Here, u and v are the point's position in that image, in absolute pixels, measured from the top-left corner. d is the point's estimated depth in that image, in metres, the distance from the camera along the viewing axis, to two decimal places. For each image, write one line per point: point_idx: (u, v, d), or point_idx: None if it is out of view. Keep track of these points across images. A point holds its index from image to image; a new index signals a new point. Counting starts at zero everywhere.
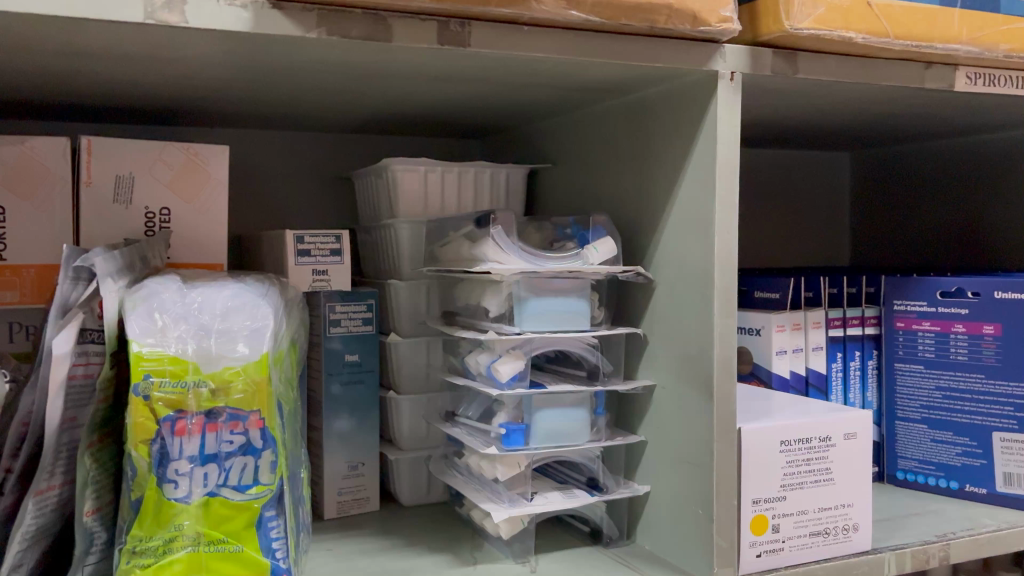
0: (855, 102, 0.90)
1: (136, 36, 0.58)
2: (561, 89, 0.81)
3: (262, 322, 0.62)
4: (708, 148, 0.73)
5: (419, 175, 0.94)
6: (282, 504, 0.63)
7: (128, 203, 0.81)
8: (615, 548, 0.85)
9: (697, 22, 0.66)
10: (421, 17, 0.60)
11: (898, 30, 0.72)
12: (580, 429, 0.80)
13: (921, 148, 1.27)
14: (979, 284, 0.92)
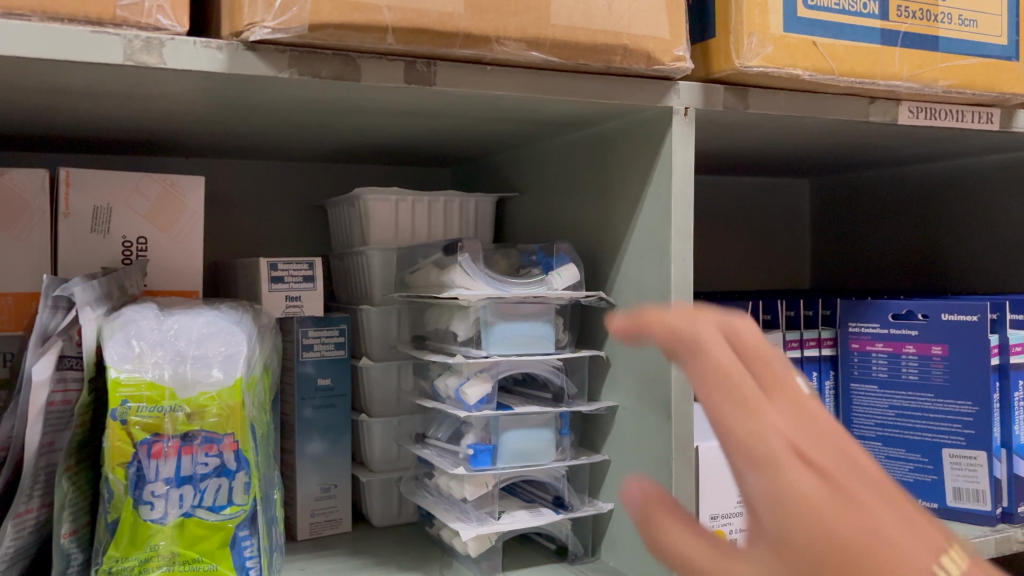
0: (806, 134, 0.94)
1: (115, 76, 0.61)
2: (526, 123, 0.85)
3: (236, 348, 0.65)
4: (664, 180, 0.77)
5: (390, 204, 0.97)
6: (255, 524, 0.66)
7: (105, 233, 0.83)
8: (580, 563, 0.88)
9: (651, 62, 0.70)
10: (388, 58, 0.64)
11: (842, 68, 0.77)
12: (545, 448, 0.83)
13: (875, 175, 1.31)
14: (927, 307, 0.96)
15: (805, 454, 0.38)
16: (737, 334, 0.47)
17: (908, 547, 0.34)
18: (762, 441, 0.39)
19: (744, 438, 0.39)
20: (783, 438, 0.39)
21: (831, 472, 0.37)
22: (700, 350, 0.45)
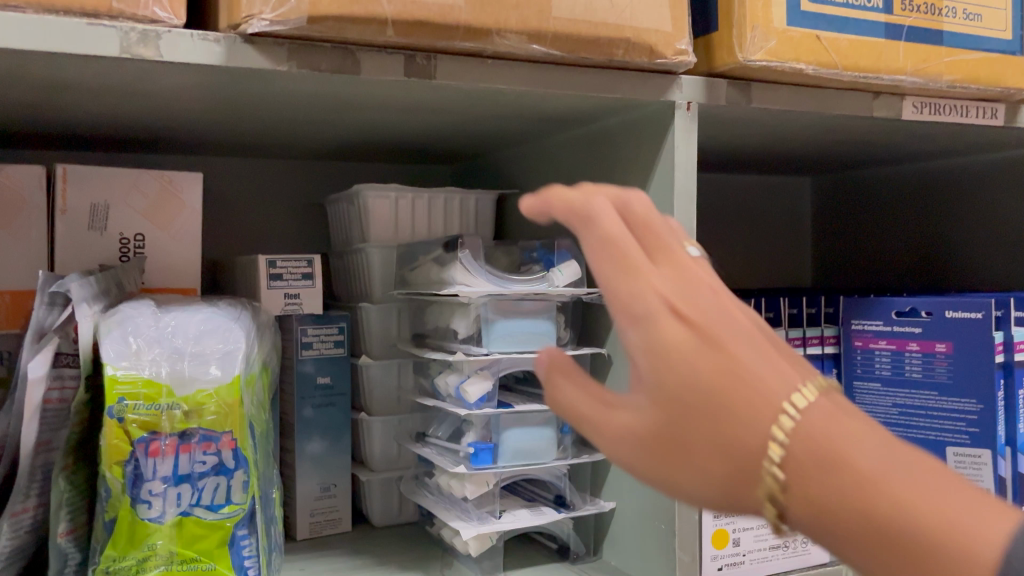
0: (809, 130, 0.93)
1: (112, 69, 0.60)
2: (526, 118, 0.84)
3: (234, 345, 0.64)
4: (667, 175, 0.76)
5: (390, 201, 0.96)
6: (254, 523, 0.65)
7: (103, 230, 0.83)
8: (582, 563, 0.87)
9: (653, 55, 0.69)
10: (388, 51, 0.63)
11: (846, 62, 0.76)
12: (547, 447, 0.82)
13: (877, 172, 1.31)
14: (931, 304, 0.95)
15: (678, 311, 0.45)
16: (627, 204, 0.51)
17: (760, 371, 0.42)
18: (640, 300, 0.46)
19: (627, 298, 0.46)
20: (659, 298, 0.46)
21: (702, 323, 0.44)
22: (592, 220, 0.50)
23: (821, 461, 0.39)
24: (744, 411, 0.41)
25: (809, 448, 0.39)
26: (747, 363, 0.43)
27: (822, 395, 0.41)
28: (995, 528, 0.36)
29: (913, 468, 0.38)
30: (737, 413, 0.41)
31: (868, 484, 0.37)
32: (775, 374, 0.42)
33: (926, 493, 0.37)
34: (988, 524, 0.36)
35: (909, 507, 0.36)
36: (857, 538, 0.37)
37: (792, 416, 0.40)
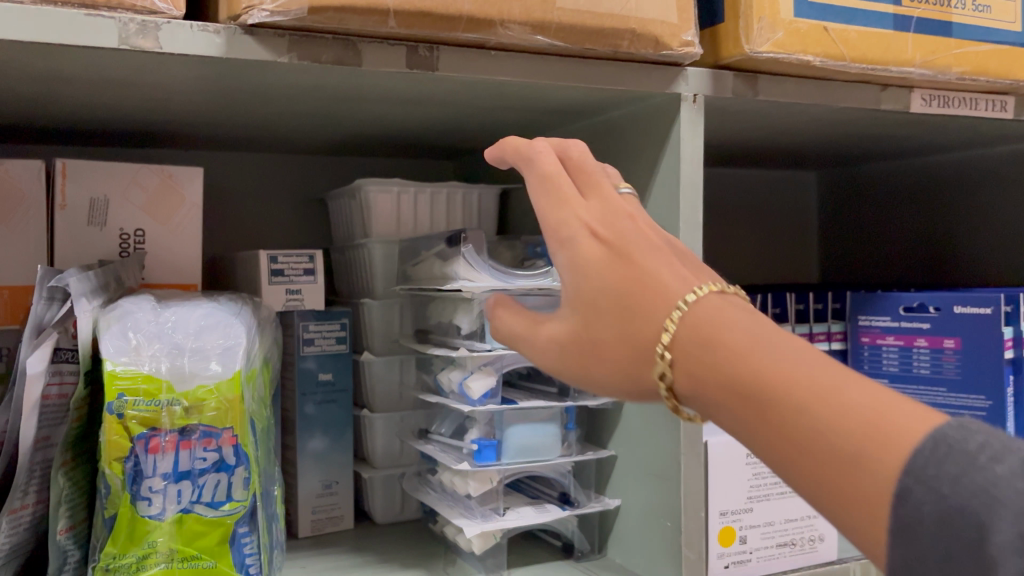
0: (815, 124, 0.92)
1: (111, 61, 0.60)
2: (530, 111, 0.83)
3: (234, 340, 0.63)
4: (673, 168, 0.75)
5: (392, 196, 0.95)
6: (255, 520, 0.64)
7: (102, 225, 0.82)
8: (586, 561, 0.86)
9: (659, 47, 0.68)
10: (390, 42, 0.62)
11: (854, 54, 0.75)
12: (551, 443, 0.82)
13: (883, 167, 1.30)
14: (940, 300, 0.95)
15: (597, 233, 0.54)
16: (565, 151, 0.60)
17: (661, 277, 0.50)
18: (565, 224, 0.55)
19: (555, 224, 0.56)
20: (582, 223, 0.55)
21: (614, 241, 0.53)
22: (533, 163, 0.59)
23: (707, 345, 0.45)
24: (641, 309, 0.49)
25: (691, 334, 0.47)
26: (644, 270, 0.51)
27: (712, 293, 0.48)
28: (860, 399, 0.40)
29: (796, 352, 0.43)
30: (633, 310, 0.50)
31: (747, 361, 0.43)
32: (671, 277, 0.50)
33: (802, 369, 0.42)
34: (854, 395, 0.40)
35: (782, 382, 0.42)
36: (736, 408, 0.44)
37: (681, 310, 0.48)
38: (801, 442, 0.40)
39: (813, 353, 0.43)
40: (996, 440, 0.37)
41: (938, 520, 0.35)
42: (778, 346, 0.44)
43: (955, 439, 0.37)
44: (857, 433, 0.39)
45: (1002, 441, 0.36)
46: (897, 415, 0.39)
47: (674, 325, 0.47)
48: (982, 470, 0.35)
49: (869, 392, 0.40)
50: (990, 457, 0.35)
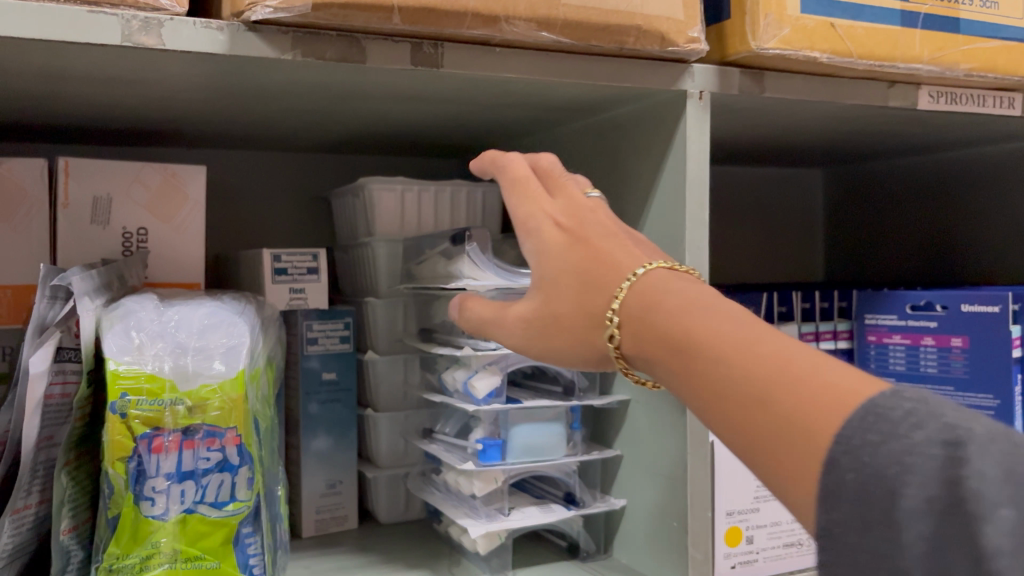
0: (822, 121, 0.92)
1: (113, 58, 0.59)
2: (535, 109, 0.82)
3: (238, 339, 0.63)
4: (679, 165, 0.74)
5: (396, 194, 0.95)
6: (259, 520, 0.64)
7: (105, 224, 0.82)
8: (592, 562, 0.86)
9: (665, 43, 0.68)
10: (394, 39, 0.62)
11: (862, 50, 0.74)
12: (556, 443, 0.81)
13: (889, 165, 1.29)
14: (947, 298, 0.94)
15: (560, 223, 0.62)
16: (536, 160, 0.68)
17: (616, 257, 0.58)
18: (532, 217, 0.64)
19: (524, 217, 0.64)
20: (547, 215, 0.63)
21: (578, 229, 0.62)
22: (506, 168, 0.68)
23: (648, 310, 0.53)
24: (597, 282, 0.58)
25: (638, 300, 0.54)
26: (601, 250, 0.59)
27: (659, 270, 0.56)
28: (769, 349, 0.46)
29: (730, 314, 0.50)
30: (592, 282, 0.58)
31: (678, 323, 0.50)
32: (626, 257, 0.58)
33: (728, 325, 0.48)
34: (765, 346, 0.46)
35: (707, 336, 0.48)
36: (669, 363, 0.51)
37: (631, 281, 0.56)
38: (719, 387, 0.46)
39: (747, 318, 0.50)
40: (921, 408, 0.40)
41: (859, 484, 0.38)
42: (715, 309, 0.50)
43: (883, 408, 0.40)
44: (769, 374, 0.44)
45: (926, 408, 0.40)
46: (805, 364, 0.44)
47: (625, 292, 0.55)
48: (901, 439, 0.38)
49: (796, 350, 0.46)
50: (914, 424, 0.39)
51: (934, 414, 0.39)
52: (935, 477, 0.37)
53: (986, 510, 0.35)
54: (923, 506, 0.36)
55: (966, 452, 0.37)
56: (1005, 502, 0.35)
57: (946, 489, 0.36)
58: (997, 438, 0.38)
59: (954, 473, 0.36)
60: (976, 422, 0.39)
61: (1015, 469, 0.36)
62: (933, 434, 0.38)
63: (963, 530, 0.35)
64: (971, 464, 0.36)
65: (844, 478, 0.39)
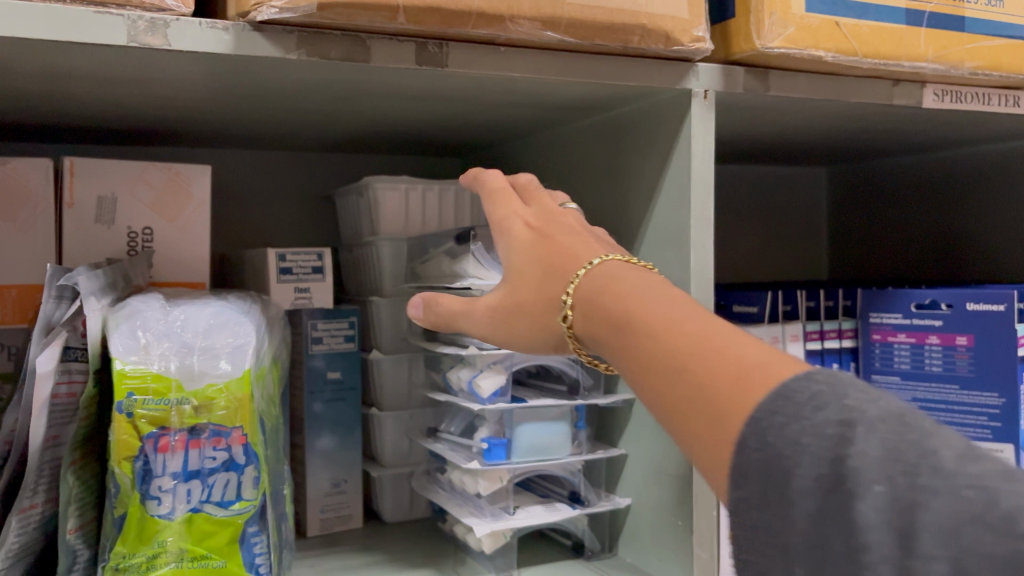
0: (826, 119, 0.92)
1: (118, 58, 0.59)
2: (539, 108, 0.83)
3: (244, 339, 0.63)
4: (683, 164, 0.75)
5: (400, 193, 0.95)
6: (265, 519, 0.64)
7: (110, 223, 0.82)
8: (597, 561, 0.86)
9: (670, 42, 0.68)
10: (399, 39, 0.62)
11: (867, 49, 0.74)
12: (561, 442, 0.81)
13: (893, 163, 1.29)
14: (952, 296, 0.94)
15: (530, 225, 0.65)
16: (516, 180, 0.72)
17: (576, 250, 0.60)
18: (505, 220, 0.66)
19: (498, 221, 0.67)
20: (519, 218, 0.66)
21: (547, 228, 0.64)
22: (485, 184, 0.71)
23: (596, 295, 0.55)
24: (557, 270, 0.59)
25: (588, 284, 0.56)
26: (562, 245, 0.61)
27: (612, 261, 0.57)
28: (697, 327, 0.46)
29: (673, 297, 0.50)
30: (549, 272, 0.60)
31: (620, 305, 0.52)
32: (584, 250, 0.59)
33: (666, 306, 0.49)
34: (693, 324, 0.47)
35: (644, 315, 0.49)
36: (612, 344, 0.52)
37: (586, 269, 0.57)
38: (649, 363, 0.47)
39: (689, 301, 0.50)
40: (829, 391, 0.39)
41: (759, 463, 0.38)
42: (658, 292, 0.51)
43: (793, 390, 0.39)
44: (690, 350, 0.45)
45: (833, 389, 0.39)
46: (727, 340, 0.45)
47: (578, 279, 0.57)
48: (798, 420, 0.38)
49: (724, 330, 0.46)
50: (816, 405, 0.38)
51: (838, 396, 0.38)
52: (821, 455, 0.37)
53: (861, 488, 0.35)
54: (811, 485, 0.36)
55: (854, 432, 0.37)
56: (883, 478, 0.35)
57: (830, 465, 0.36)
58: (895, 417, 0.37)
59: (837, 451, 0.36)
60: (882, 401, 0.38)
61: (900, 446, 0.36)
62: (832, 414, 0.38)
63: (842, 508, 0.35)
64: (856, 442, 0.36)
65: (749, 457, 0.39)
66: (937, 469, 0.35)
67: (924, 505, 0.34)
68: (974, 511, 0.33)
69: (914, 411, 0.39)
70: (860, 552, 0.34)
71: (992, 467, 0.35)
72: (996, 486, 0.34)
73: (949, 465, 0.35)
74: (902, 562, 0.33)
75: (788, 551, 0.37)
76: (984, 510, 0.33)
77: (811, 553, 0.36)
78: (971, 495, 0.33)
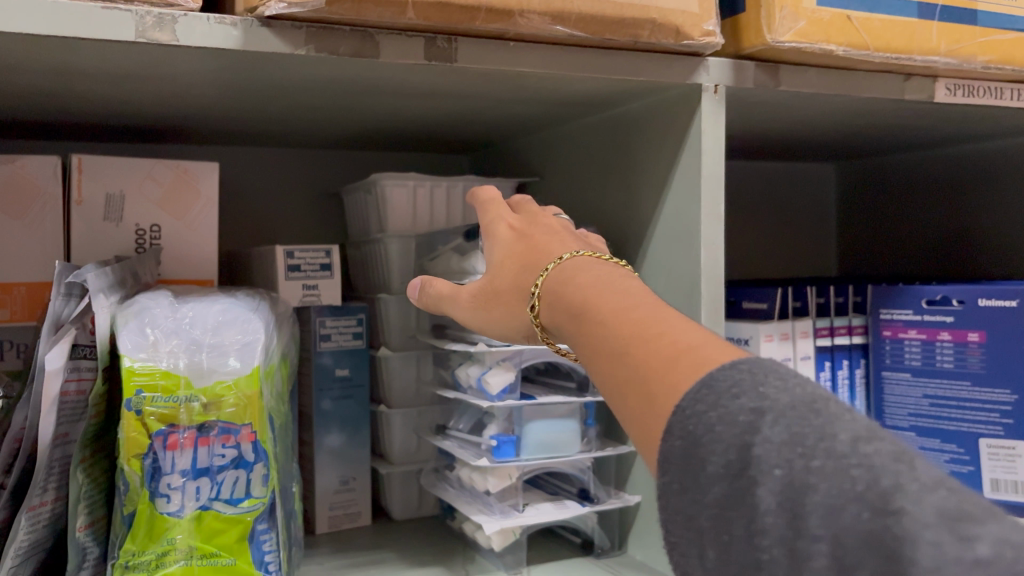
0: (837, 115, 0.91)
1: (126, 55, 0.59)
2: (548, 103, 0.82)
3: (253, 335, 0.63)
4: (694, 160, 0.74)
5: (407, 190, 0.94)
6: (274, 517, 0.63)
7: (118, 221, 0.82)
8: (607, 558, 0.85)
9: (680, 36, 0.67)
10: (408, 34, 0.61)
11: (878, 43, 0.73)
12: (570, 439, 0.81)
13: (903, 158, 1.29)
14: (963, 293, 0.93)
15: (513, 227, 0.67)
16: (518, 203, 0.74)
17: (550, 246, 0.62)
18: (491, 223, 0.69)
19: (486, 224, 0.69)
20: (504, 222, 0.68)
21: (528, 229, 0.66)
22: (476, 196, 0.74)
23: (560, 284, 0.56)
24: (532, 264, 0.61)
25: (555, 277, 0.57)
26: (540, 246, 0.62)
27: (581, 257, 0.58)
28: (645, 314, 0.48)
29: (629, 288, 0.51)
30: (526, 267, 0.62)
31: (578, 295, 0.53)
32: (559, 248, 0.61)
33: (620, 297, 0.50)
34: (641, 311, 0.48)
35: (596, 304, 0.51)
36: (572, 332, 0.53)
37: (556, 265, 0.58)
38: (599, 349, 0.49)
39: (645, 293, 0.51)
40: (749, 377, 0.39)
41: (682, 450, 0.38)
42: (617, 284, 0.52)
43: (716, 379, 0.40)
44: (633, 337, 0.46)
45: (753, 377, 0.39)
46: (670, 328, 0.46)
47: (547, 272, 0.58)
48: (716, 407, 0.38)
49: (670, 318, 0.47)
50: (735, 393, 0.38)
51: (755, 384, 0.38)
52: (730, 442, 0.36)
53: (762, 474, 0.35)
54: (720, 470, 0.36)
55: (762, 420, 0.36)
56: (782, 462, 0.34)
57: (737, 452, 0.36)
58: (804, 404, 0.37)
59: (743, 439, 0.36)
60: (796, 390, 0.38)
61: (802, 430, 0.35)
62: (746, 402, 0.37)
63: (744, 493, 0.35)
64: (761, 429, 0.36)
65: (672, 444, 0.39)
66: (831, 452, 0.34)
67: (809, 485, 0.33)
68: (855, 491, 0.32)
69: (830, 398, 0.38)
70: (755, 536, 0.34)
71: (889, 447, 0.34)
72: (884, 466, 0.33)
73: (842, 448, 0.34)
74: (789, 544, 0.33)
75: (697, 533, 0.37)
76: (865, 490, 0.32)
77: (716, 535, 0.36)
78: (856, 473, 0.33)
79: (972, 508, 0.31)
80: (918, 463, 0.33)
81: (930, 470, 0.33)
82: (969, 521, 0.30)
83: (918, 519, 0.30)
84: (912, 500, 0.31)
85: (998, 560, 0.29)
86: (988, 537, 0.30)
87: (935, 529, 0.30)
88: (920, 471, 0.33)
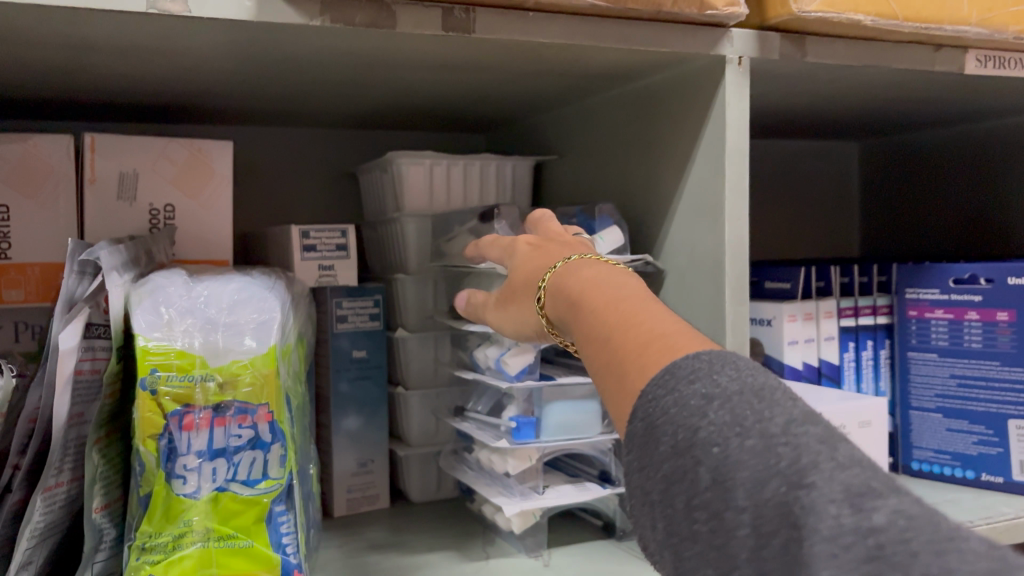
0: (867, 88, 0.89)
1: (139, 27, 0.58)
2: (566, 77, 0.81)
3: (269, 314, 0.62)
4: (718, 133, 0.72)
5: (424, 168, 0.92)
6: (292, 499, 0.62)
7: (132, 200, 0.80)
8: (628, 541, 0.84)
9: (704, 6, 0.65)
10: (425, 4, 0.60)
11: (908, 13, 0.71)
12: (590, 421, 0.80)
13: (929, 135, 1.26)
14: (992, 271, 0.90)
15: (531, 242, 0.66)
16: (534, 223, 0.74)
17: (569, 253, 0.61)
18: (509, 245, 0.68)
19: (502, 249, 0.69)
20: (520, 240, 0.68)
21: (545, 242, 0.66)
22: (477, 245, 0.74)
23: (560, 278, 0.56)
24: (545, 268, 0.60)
25: (562, 271, 0.56)
26: (555, 252, 0.62)
27: (587, 258, 0.57)
28: (633, 305, 0.48)
29: (626, 283, 0.51)
30: (541, 267, 0.61)
31: (573, 283, 0.53)
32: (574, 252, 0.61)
33: (615, 290, 0.50)
34: (630, 302, 0.48)
35: (588, 294, 0.51)
36: (566, 319, 0.53)
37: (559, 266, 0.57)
38: (584, 336, 0.49)
39: (641, 288, 0.50)
40: (706, 367, 0.39)
41: (642, 430, 0.40)
42: (615, 278, 0.52)
43: (677, 366, 0.40)
44: (615, 324, 0.46)
45: (710, 366, 0.39)
46: (652, 317, 0.46)
47: (554, 269, 0.57)
48: (672, 392, 0.39)
49: (657, 310, 0.47)
50: (691, 378, 0.39)
51: (710, 372, 0.39)
52: (680, 424, 0.37)
53: (703, 453, 0.36)
54: (669, 449, 0.37)
55: (710, 405, 0.37)
56: (720, 440, 0.36)
57: (685, 433, 0.37)
58: (752, 391, 0.38)
59: (692, 422, 0.37)
60: (747, 378, 0.39)
61: (744, 412, 0.36)
62: (699, 387, 0.38)
63: (686, 471, 0.36)
64: (708, 414, 0.37)
65: (636, 425, 0.40)
66: (764, 432, 0.35)
67: (737, 462, 0.35)
68: (778, 467, 0.34)
69: (779, 387, 0.39)
70: (694, 510, 0.36)
71: (819, 431, 0.35)
72: (807, 445, 0.34)
73: (775, 429, 0.35)
74: (718, 515, 0.34)
75: (649, 506, 0.39)
76: (787, 465, 0.33)
77: (686, 512, 0.36)
78: (781, 451, 0.34)
79: (876, 484, 0.32)
80: (842, 446, 0.35)
81: (851, 451, 0.35)
82: (870, 496, 0.32)
83: (825, 493, 0.32)
84: (823, 476, 0.32)
85: (889, 529, 0.31)
86: (885, 509, 0.31)
87: (837, 503, 0.31)
88: (841, 451, 0.34)
